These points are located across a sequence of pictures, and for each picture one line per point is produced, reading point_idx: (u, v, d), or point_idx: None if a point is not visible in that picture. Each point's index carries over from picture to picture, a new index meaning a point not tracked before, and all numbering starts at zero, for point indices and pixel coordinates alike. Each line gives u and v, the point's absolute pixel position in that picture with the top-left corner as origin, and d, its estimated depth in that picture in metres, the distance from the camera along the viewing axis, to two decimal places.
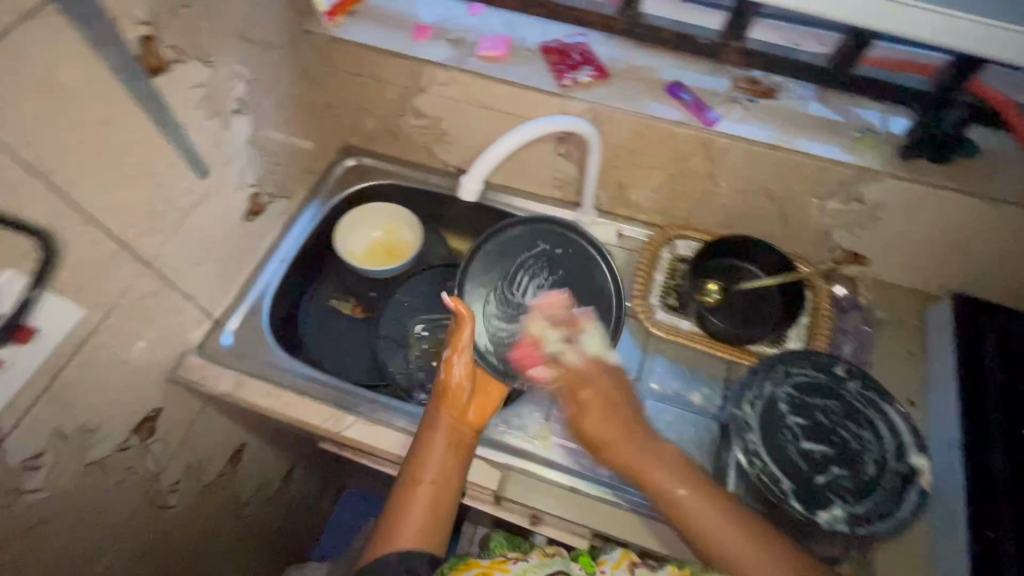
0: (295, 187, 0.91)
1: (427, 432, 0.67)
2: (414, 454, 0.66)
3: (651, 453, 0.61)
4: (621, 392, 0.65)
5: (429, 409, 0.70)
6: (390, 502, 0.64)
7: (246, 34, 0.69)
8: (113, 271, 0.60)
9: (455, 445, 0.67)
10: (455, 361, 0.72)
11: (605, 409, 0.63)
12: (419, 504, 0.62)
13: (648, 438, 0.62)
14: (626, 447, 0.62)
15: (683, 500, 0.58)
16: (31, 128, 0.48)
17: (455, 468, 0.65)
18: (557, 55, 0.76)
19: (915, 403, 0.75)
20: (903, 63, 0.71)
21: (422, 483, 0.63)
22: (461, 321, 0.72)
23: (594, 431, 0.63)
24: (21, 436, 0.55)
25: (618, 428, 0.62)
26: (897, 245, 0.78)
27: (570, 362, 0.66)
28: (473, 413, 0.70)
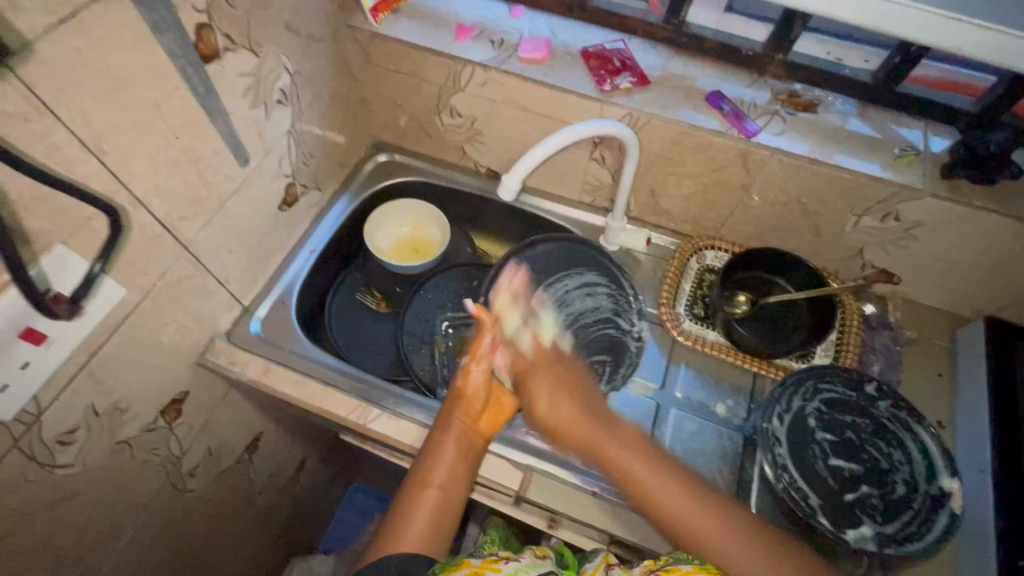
0: (328, 180, 0.92)
1: (439, 434, 0.66)
2: (423, 456, 0.65)
3: (607, 433, 0.58)
4: (570, 373, 0.65)
5: (441, 413, 0.70)
6: (395, 505, 0.60)
7: (294, 26, 0.70)
8: (154, 253, 0.61)
9: (465, 451, 0.65)
10: (473, 368, 0.70)
11: (555, 388, 0.63)
12: (426, 507, 0.59)
13: (608, 421, 0.59)
14: (581, 426, 0.60)
15: (659, 490, 0.53)
16: (91, 109, 0.48)
17: (463, 475, 0.64)
18: (598, 60, 0.76)
19: (943, 425, 0.75)
20: (947, 83, 0.71)
21: (431, 486, 0.61)
22: (483, 329, 0.70)
23: (548, 410, 0.62)
24: (58, 411, 0.56)
25: (573, 409, 0.61)
26: (930, 265, 0.78)
27: (524, 344, 0.67)
28: (484, 423, 0.69)
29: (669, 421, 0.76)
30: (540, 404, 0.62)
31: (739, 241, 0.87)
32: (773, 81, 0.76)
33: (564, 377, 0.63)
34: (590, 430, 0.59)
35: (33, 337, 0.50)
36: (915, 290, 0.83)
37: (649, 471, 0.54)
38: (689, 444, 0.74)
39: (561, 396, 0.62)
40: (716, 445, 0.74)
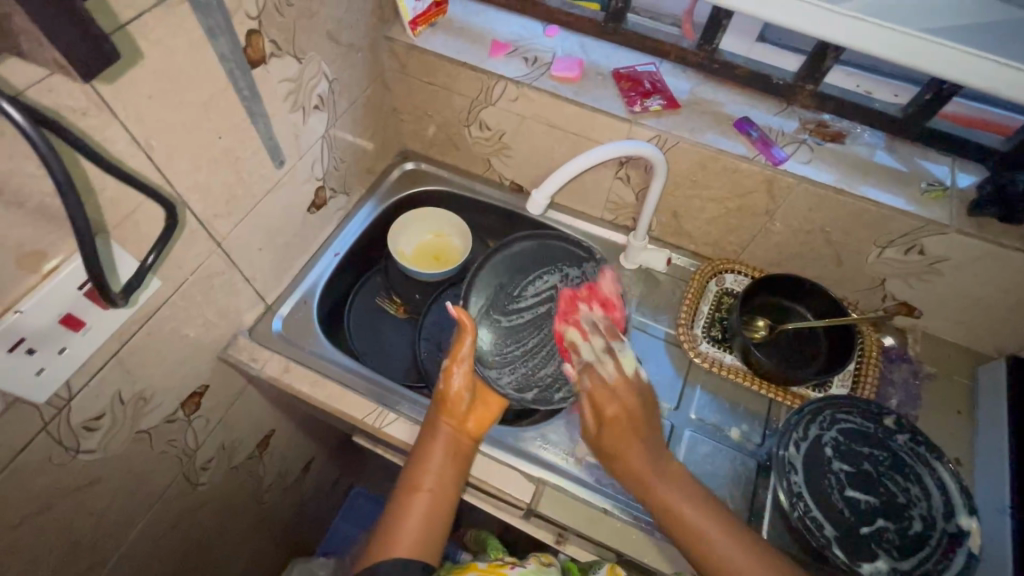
0: (355, 185, 0.94)
1: (427, 439, 0.66)
2: (411, 461, 0.65)
3: (652, 452, 0.61)
4: (645, 407, 0.64)
5: (429, 416, 0.70)
6: (388, 509, 0.63)
7: (336, 36, 0.73)
8: (189, 247, 0.62)
9: (453, 454, 0.66)
10: (454, 370, 0.69)
11: (625, 411, 0.63)
12: (416, 514, 0.61)
13: (664, 463, 0.61)
14: (641, 463, 0.60)
15: (708, 531, 0.56)
16: (146, 106, 0.50)
17: (454, 478, 0.65)
18: (629, 82, 0.77)
19: (961, 462, 0.74)
20: (977, 120, 0.72)
21: (419, 492, 0.62)
22: (465, 332, 0.69)
23: (609, 424, 0.63)
24: (87, 397, 0.57)
25: (628, 426, 0.63)
26: (952, 300, 0.77)
27: (604, 373, 0.66)
28: (471, 423, 0.69)
29: (683, 442, 0.76)
30: (607, 437, 0.63)
31: (759, 266, 0.88)
32: (801, 110, 0.77)
33: (637, 412, 0.63)
34: (649, 469, 0.60)
35: (72, 324, 0.51)
36: (936, 325, 0.82)
37: (682, 491, 0.59)
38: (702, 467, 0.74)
39: (628, 434, 0.62)
40: (729, 469, 0.74)
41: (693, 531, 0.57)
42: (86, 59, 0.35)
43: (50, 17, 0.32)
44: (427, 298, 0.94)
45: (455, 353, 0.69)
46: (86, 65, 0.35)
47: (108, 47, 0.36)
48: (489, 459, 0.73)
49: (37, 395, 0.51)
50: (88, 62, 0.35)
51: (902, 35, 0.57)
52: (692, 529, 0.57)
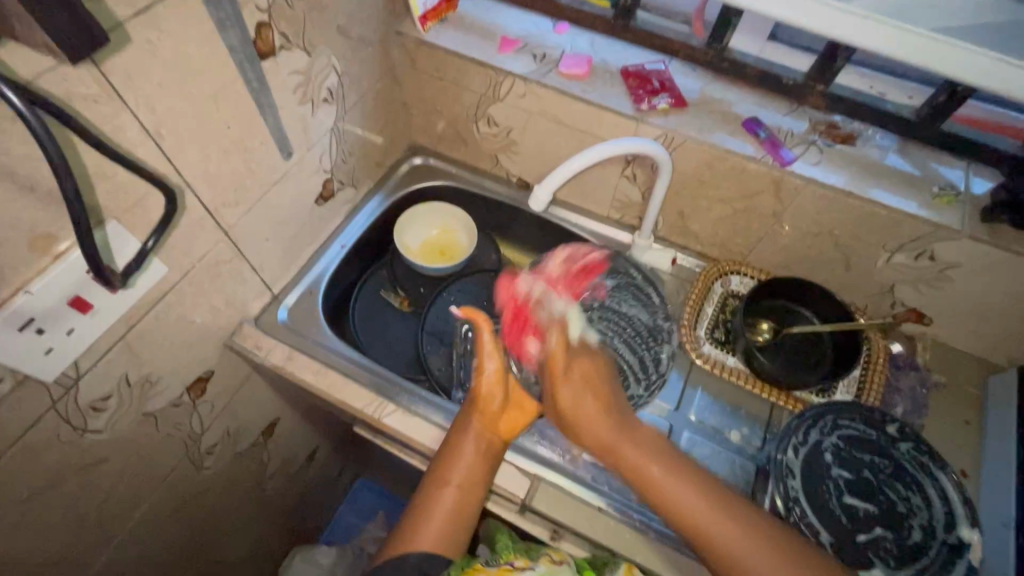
0: (364, 178, 0.95)
1: (456, 435, 0.65)
2: (439, 456, 0.65)
3: (626, 432, 0.58)
4: (601, 373, 0.63)
5: (462, 414, 0.68)
6: (414, 500, 0.62)
7: (346, 30, 0.73)
8: (196, 235, 0.64)
9: (483, 455, 0.65)
10: (486, 367, 0.68)
11: (580, 380, 0.60)
12: (441, 508, 0.60)
13: (628, 421, 0.59)
14: (603, 426, 0.58)
15: (674, 484, 0.55)
16: (156, 96, 0.51)
17: (480, 476, 0.64)
18: (637, 80, 0.77)
19: (967, 474, 0.72)
20: (992, 123, 0.71)
21: (447, 487, 0.61)
22: (480, 327, 0.68)
23: (568, 399, 0.59)
24: (95, 378, 0.59)
25: (593, 404, 0.59)
26: (964, 308, 0.76)
27: (547, 320, 0.66)
28: (503, 425, 0.68)
29: (681, 444, 0.75)
30: (565, 395, 0.59)
31: (765, 269, 0.87)
32: (812, 111, 0.76)
33: (594, 374, 0.61)
34: (612, 431, 0.58)
35: (80, 306, 0.53)
36: (946, 333, 0.81)
37: (693, 492, 0.54)
38: (700, 469, 0.73)
39: (588, 394, 0.59)
40: (727, 472, 0.73)
41: (661, 484, 0.55)
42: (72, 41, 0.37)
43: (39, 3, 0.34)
44: (431, 292, 0.96)
45: (481, 349, 0.68)
46: (72, 47, 0.37)
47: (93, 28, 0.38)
48: None
49: (45, 374, 0.52)
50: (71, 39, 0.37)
51: (916, 36, 0.56)
52: (659, 481, 0.55)
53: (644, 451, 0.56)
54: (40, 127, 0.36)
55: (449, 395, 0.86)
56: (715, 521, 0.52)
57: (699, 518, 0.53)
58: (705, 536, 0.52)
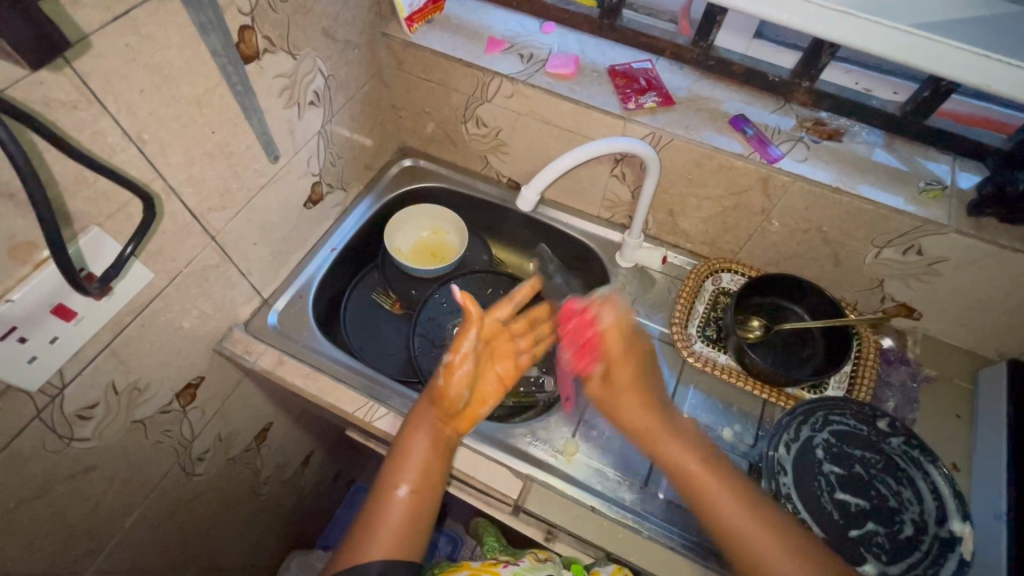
0: (353, 180, 0.94)
1: (410, 433, 0.65)
2: (394, 456, 0.64)
3: (669, 425, 0.62)
4: (650, 371, 0.66)
5: (416, 408, 0.67)
6: (367, 507, 0.61)
7: (331, 32, 0.73)
8: (182, 239, 0.63)
9: (438, 448, 0.65)
10: (454, 366, 0.64)
11: (632, 375, 0.64)
12: (398, 511, 0.60)
13: (673, 418, 0.63)
14: (648, 417, 0.62)
15: (701, 473, 0.59)
16: (137, 101, 0.51)
17: (436, 474, 0.63)
18: (624, 79, 0.77)
19: (958, 467, 0.72)
20: (978, 119, 0.70)
21: (400, 491, 0.61)
22: (466, 324, 0.63)
23: (619, 392, 0.63)
24: (80, 386, 0.58)
25: (640, 398, 0.63)
26: (952, 302, 0.76)
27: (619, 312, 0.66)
28: (463, 420, 0.66)
29: None
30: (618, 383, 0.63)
31: (756, 266, 0.87)
32: (799, 108, 0.76)
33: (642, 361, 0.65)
34: (654, 422, 0.62)
35: (63, 314, 0.52)
36: (936, 327, 0.81)
37: (728, 493, 0.57)
38: None
39: (634, 387, 0.63)
40: None
41: (693, 475, 0.59)
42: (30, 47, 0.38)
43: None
44: (422, 295, 0.96)
45: (457, 347, 0.63)
46: (34, 53, 0.39)
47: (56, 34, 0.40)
48: (477, 455, 0.73)
49: (29, 383, 0.52)
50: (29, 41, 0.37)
51: (897, 31, 0.57)
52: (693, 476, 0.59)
53: (684, 445, 0.61)
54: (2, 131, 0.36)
55: None
56: (726, 504, 0.56)
57: (720, 510, 0.56)
58: (721, 521, 0.56)
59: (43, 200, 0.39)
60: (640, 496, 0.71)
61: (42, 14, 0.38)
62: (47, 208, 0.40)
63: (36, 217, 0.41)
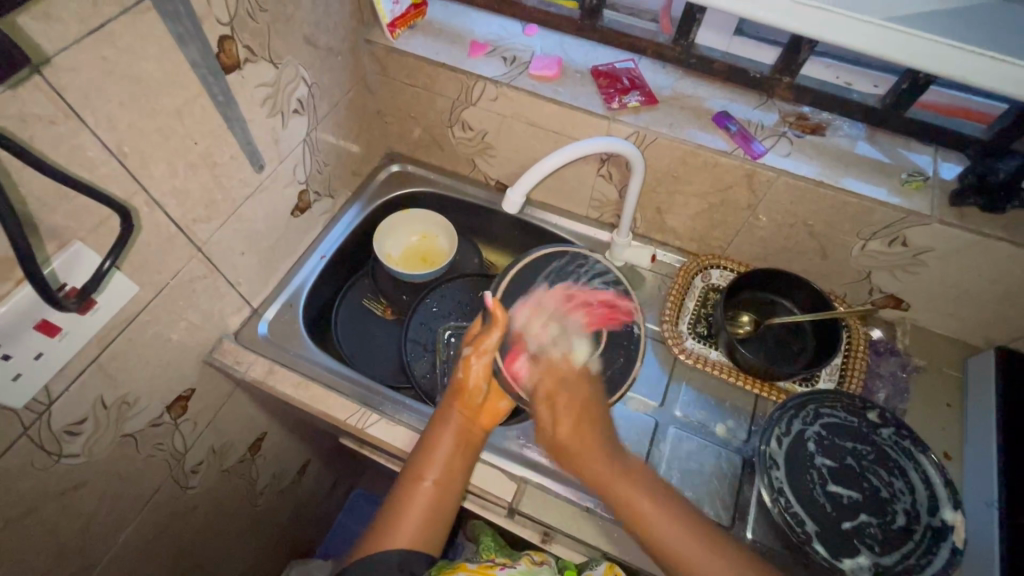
0: (341, 188, 0.94)
1: (436, 428, 0.65)
2: (419, 449, 0.64)
3: (619, 472, 0.57)
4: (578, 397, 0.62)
5: (442, 402, 0.67)
6: (392, 493, 0.62)
7: (313, 40, 0.73)
8: (167, 252, 0.63)
9: (462, 446, 0.64)
10: (473, 361, 0.65)
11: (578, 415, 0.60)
12: (419, 504, 0.60)
13: (624, 458, 0.58)
14: (597, 459, 0.57)
15: (637, 498, 0.55)
16: (116, 114, 0.51)
17: (460, 469, 0.63)
18: (607, 79, 0.77)
19: (950, 456, 0.73)
20: (957, 109, 0.71)
21: (424, 482, 0.61)
22: (494, 325, 0.65)
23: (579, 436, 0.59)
24: (67, 402, 0.58)
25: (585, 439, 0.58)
26: (939, 292, 0.77)
27: (552, 357, 0.64)
28: (485, 415, 0.67)
29: (667, 439, 0.75)
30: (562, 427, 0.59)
31: (744, 261, 0.87)
32: (781, 103, 0.76)
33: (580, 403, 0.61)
34: (604, 462, 0.57)
35: (48, 329, 0.52)
36: (926, 317, 0.82)
37: (692, 544, 0.53)
38: (687, 463, 0.73)
39: (578, 431, 0.59)
40: (714, 465, 0.73)
41: (630, 503, 0.55)
42: None
43: None
44: (414, 299, 0.96)
45: (479, 344, 0.65)
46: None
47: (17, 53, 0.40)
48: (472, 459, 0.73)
49: (14, 401, 0.51)
50: None
51: (871, 26, 0.57)
52: (634, 503, 0.55)
53: (631, 488, 0.56)
54: None
55: (433, 400, 0.85)
56: (701, 564, 0.52)
57: (686, 565, 0.52)
58: (670, 555, 0.53)
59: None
60: None
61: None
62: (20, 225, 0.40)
63: (13, 232, 0.41)
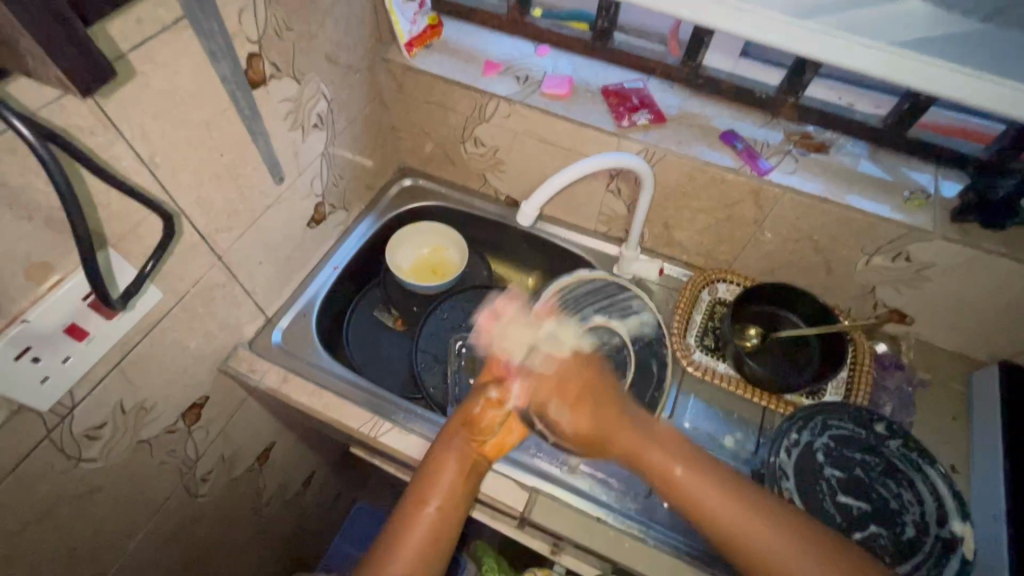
0: (355, 200, 0.96)
1: (441, 455, 0.64)
2: (421, 473, 0.64)
3: (647, 435, 0.58)
4: (593, 388, 0.62)
5: (448, 428, 0.66)
6: (391, 523, 0.61)
7: (334, 58, 0.76)
8: (189, 260, 0.65)
9: (467, 473, 0.64)
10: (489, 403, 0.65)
11: (586, 407, 0.60)
12: (420, 531, 0.59)
13: (647, 423, 0.60)
14: (623, 431, 0.58)
15: (661, 460, 0.56)
16: (150, 126, 0.53)
17: (464, 494, 0.63)
18: (617, 98, 0.80)
19: (956, 469, 0.74)
20: (957, 129, 0.74)
21: (427, 507, 0.61)
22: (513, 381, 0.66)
23: (587, 425, 0.60)
24: (89, 406, 0.59)
25: (612, 415, 0.60)
26: (943, 307, 0.78)
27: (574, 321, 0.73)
28: (490, 447, 0.66)
29: None
30: (583, 421, 0.60)
31: (750, 276, 0.89)
32: (786, 122, 0.79)
33: (586, 389, 0.62)
34: (630, 434, 0.58)
35: (76, 333, 0.53)
36: (929, 332, 0.83)
37: (756, 517, 0.53)
38: None
39: (602, 408, 0.60)
40: None
41: (643, 457, 0.57)
42: (82, 74, 0.38)
43: (52, 37, 0.35)
44: (425, 310, 0.98)
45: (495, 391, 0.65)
46: (86, 81, 0.39)
47: (102, 61, 0.40)
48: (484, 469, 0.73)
49: (40, 402, 0.52)
50: (89, 76, 0.39)
51: (867, 48, 0.60)
52: (637, 452, 0.57)
53: (661, 452, 0.57)
54: (48, 154, 0.38)
55: (444, 411, 0.86)
56: (755, 536, 0.52)
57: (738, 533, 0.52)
58: (689, 498, 0.54)
59: (75, 221, 0.41)
60: (644, 506, 0.72)
61: (91, 41, 0.38)
62: (83, 227, 0.42)
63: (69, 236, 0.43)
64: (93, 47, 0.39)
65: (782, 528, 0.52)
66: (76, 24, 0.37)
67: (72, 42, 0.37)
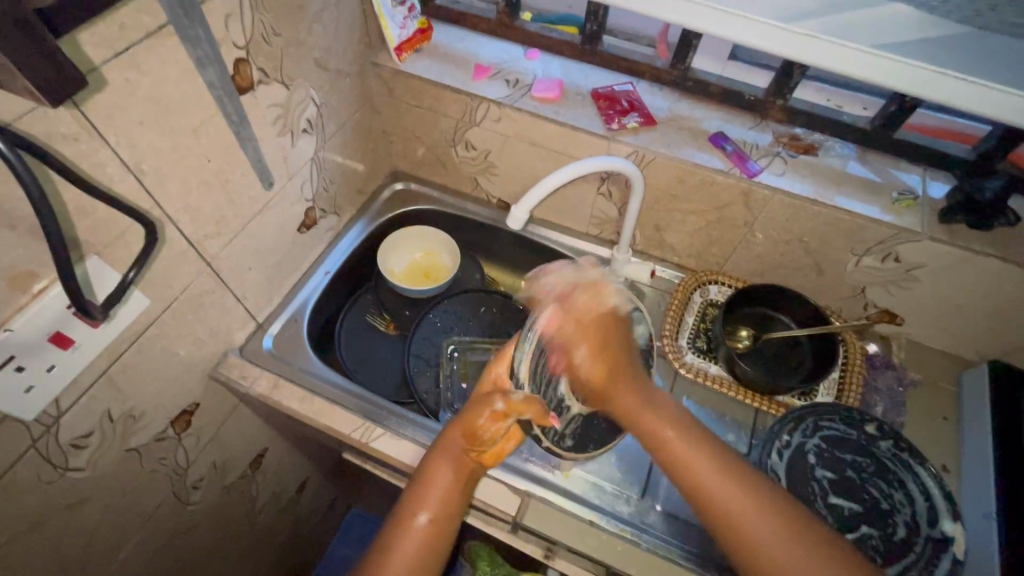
0: (346, 205, 0.96)
1: (436, 461, 0.63)
2: (416, 480, 0.63)
3: (645, 397, 0.58)
4: (615, 338, 0.60)
5: (444, 433, 0.65)
6: (386, 530, 0.62)
7: (324, 63, 0.76)
8: (178, 266, 0.64)
9: (462, 479, 0.63)
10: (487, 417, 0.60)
11: (612, 360, 0.58)
12: (413, 540, 0.59)
13: (650, 392, 0.59)
14: (625, 394, 0.58)
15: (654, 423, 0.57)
16: (136, 133, 0.53)
17: (457, 501, 0.63)
18: (607, 101, 0.80)
19: (948, 469, 0.74)
20: (944, 131, 0.75)
21: (420, 517, 0.61)
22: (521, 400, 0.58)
23: (596, 376, 0.58)
24: (76, 415, 0.58)
25: (620, 371, 0.58)
26: (932, 308, 0.79)
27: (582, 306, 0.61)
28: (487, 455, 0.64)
29: None
30: (595, 370, 0.58)
31: (742, 277, 0.89)
32: (775, 125, 0.79)
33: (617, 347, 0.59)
34: (633, 398, 0.58)
35: (61, 341, 0.53)
36: (920, 332, 0.83)
37: (743, 493, 0.52)
38: None
39: (618, 370, 0.58)
40: None
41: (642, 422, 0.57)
42: (50, 83, 0.39)
43: (19, 48, 0.36)
44: (417, 315, 0.97)
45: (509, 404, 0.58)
46: (53, 90, 0.40)
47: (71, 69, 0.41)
48: None
49: (25, 412, 0.52)
50: (57, 86, 0.40)
51: (854, 51, 0.60)
52: (634, 414, 0.57)
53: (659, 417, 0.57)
54: (21, 165, 0.38)
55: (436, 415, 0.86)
56: (737, 506, 0.52)
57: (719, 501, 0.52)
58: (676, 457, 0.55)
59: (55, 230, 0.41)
60: (638, 509, 0.71)
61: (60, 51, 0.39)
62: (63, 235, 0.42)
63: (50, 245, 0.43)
64: (61, 55, 0.39)
65: (769, 508, 0.51)
66: (41, 33, 0.37)
67: (38, 52, 0.37)
